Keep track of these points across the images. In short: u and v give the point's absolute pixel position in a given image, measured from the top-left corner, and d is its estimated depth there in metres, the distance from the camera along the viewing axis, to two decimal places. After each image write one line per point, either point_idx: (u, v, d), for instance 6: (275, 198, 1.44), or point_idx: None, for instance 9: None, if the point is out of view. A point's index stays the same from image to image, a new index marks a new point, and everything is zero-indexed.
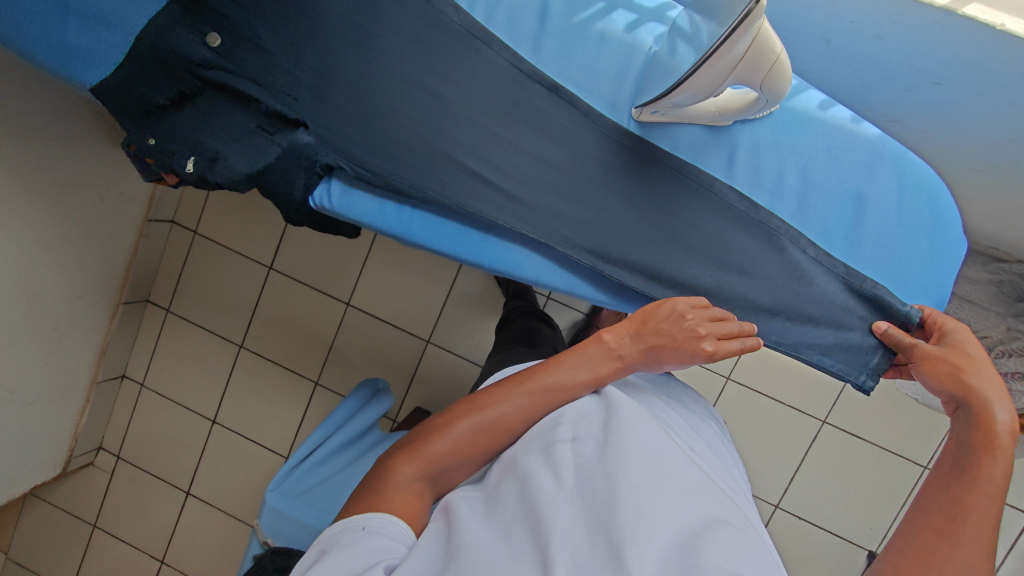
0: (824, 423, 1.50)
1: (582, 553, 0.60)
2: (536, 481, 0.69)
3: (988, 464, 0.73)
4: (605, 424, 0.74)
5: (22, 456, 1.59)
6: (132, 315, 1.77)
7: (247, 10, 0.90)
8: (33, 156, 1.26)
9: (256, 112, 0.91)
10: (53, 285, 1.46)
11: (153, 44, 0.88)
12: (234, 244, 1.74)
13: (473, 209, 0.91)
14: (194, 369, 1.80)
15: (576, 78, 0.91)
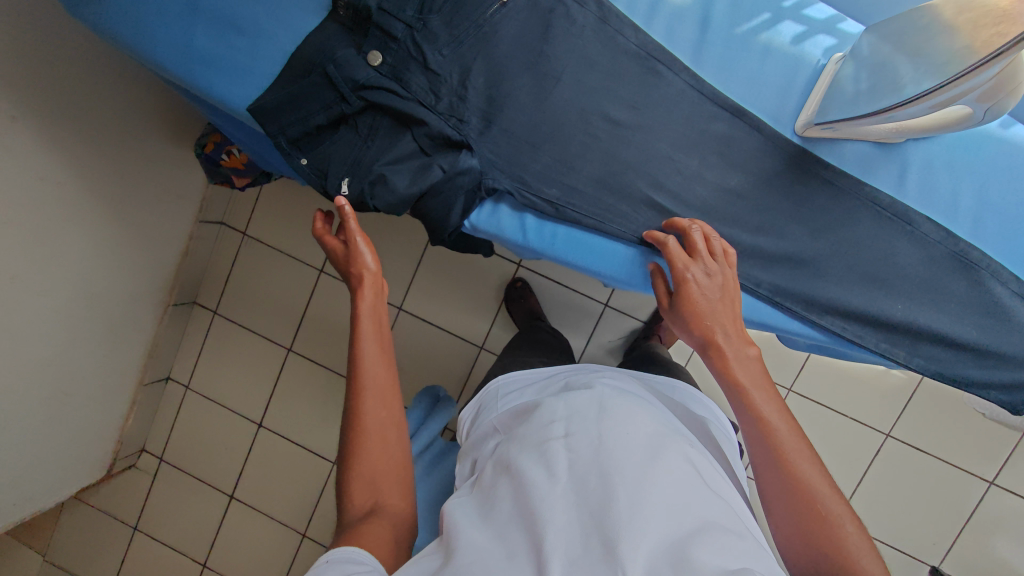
0: (887, 436, 1.49)
1: (577, 551, 0.66)
2: (532, 478, 0.74)
3: (793, 454, 0.74)
4: (595, 421, 0.79)
5: (71, 458, 1.57)
6: (180, 316, 1.76)
7: (418, 27, 0.82)
8: (98, 158, 1.25)
9: (426, 135, 0.84)
10: (109, 288, 1.45)
11: (317, 61, 0.82)
12: (285, 247, 1.73)
13: (651, 239, 0.87)
14: (241, 371, 1.79)
15: (740, 89, 0.87)
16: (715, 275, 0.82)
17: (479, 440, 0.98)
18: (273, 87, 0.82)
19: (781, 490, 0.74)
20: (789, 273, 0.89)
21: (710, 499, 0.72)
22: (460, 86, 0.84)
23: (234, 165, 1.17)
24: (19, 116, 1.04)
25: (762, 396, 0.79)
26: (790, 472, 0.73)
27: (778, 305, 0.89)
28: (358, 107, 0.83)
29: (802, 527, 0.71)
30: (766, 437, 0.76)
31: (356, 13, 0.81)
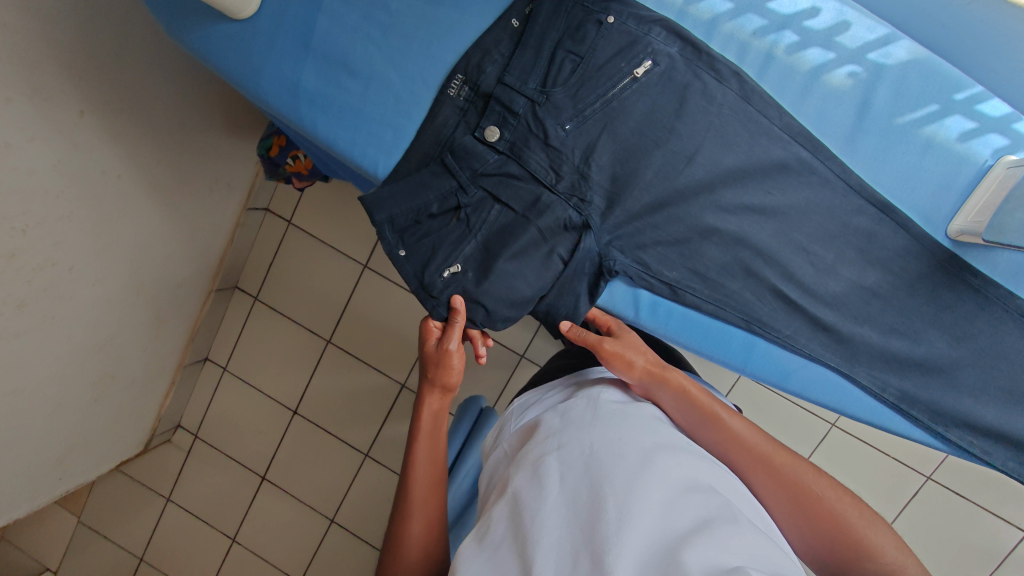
0: (929, 478, 1.47)
1: (568, 564, 0.57)
2: (524, 493, 0.65)
3: (773, 453, 0.77)
4: (586, 434, 0.70)
5: (113, 435, 1.59)
6: (221, 300, 1.76)
7: (540, 102, 0.81)
8: (155, 147, 1.23)
9: (546, 213, 0.83)
10: (157, 273, 1.44)
11: (436, 144, 0.82)
12: (329, 239, 1.70)
13: (769, 324, 0.86)
14: (277, 359, 1.79)
15: (890, 183, 0.83)
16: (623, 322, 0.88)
17: (491, 463, 0.84)
18: (393, 170, 0.83)
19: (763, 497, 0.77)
20: (920, 379, 0.86)
21: (713, 496, 0.62)
22: (582, 163, 0.83)
23: (297, 169, 1.14)
24: (86, 109, 1.02)
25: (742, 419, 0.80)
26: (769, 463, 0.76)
27: (903, 412, 0.87)
28: (474, 192, 0.83)
29: (798, 507, 0.74)
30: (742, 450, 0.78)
31: (475, 91, 0.81)
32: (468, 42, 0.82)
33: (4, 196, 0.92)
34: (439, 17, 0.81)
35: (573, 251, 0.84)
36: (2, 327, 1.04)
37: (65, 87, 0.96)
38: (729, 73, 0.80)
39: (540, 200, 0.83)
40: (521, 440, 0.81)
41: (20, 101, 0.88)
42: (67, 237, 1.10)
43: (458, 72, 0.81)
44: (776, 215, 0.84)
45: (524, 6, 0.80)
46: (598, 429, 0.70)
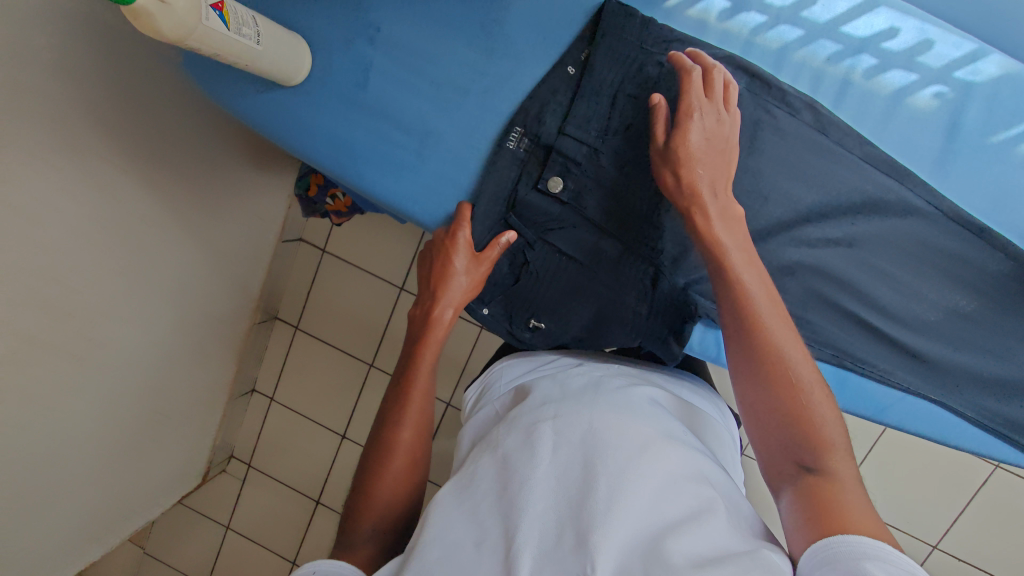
0: (995, 468, 1.42)
1: (552, 539, 0.55)
2: (518, 460, 0.60)
3: (796, 362, 0.62)
4: (585, 407, 0.65)
5: (171, 471, 1.63)
6: (263, 331, 1.78)
7: (597, 150, 0.79)
8: (196, 194, 1.19)
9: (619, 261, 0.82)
10: (204, 313, 1.44)
11: (498, 190, 0.81)
12: (364, 265, 1.71)
13: (863, 357, 0.83)
14: (323, 385, 1.81)
15: (984, 205, 0.81)
16: (711, 119, 0.73)
17: (478, 417, 0.77)
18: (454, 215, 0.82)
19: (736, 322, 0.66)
20: (1009, 400, 0.84)
21: (707, 485, 0.58)
22: (651, 208, 0.80)
23: (337, 208, 1.15)
24: (130, 166, 0.97)
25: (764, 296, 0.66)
26: (766, 367, 0.63)
27: (998, 434, 0.85)
28: (541, 247, 0.83)
29: (768, 429, 0.62)
30: (742, 324, 0.65)
31: (535, 141, 0.80)
32: (525, 88, 0.80)
33: (60, 260, 0.90)
34: (490, 62, 0.80)
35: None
36: (68, 385, 1.04)
37: (106, 146, 0.91)
38: (802, 106, 0.79)
39: (608, 245, 0.81)
40: (511, 400, 0.75)
41: (65, 170, 0.84)
42: (120, 293, 1.07)
43: (517, 123, 0.80)
44: (860, 243, 0.82)
45: (581, 51, 0.79)
46: (597, 404, 0.65)
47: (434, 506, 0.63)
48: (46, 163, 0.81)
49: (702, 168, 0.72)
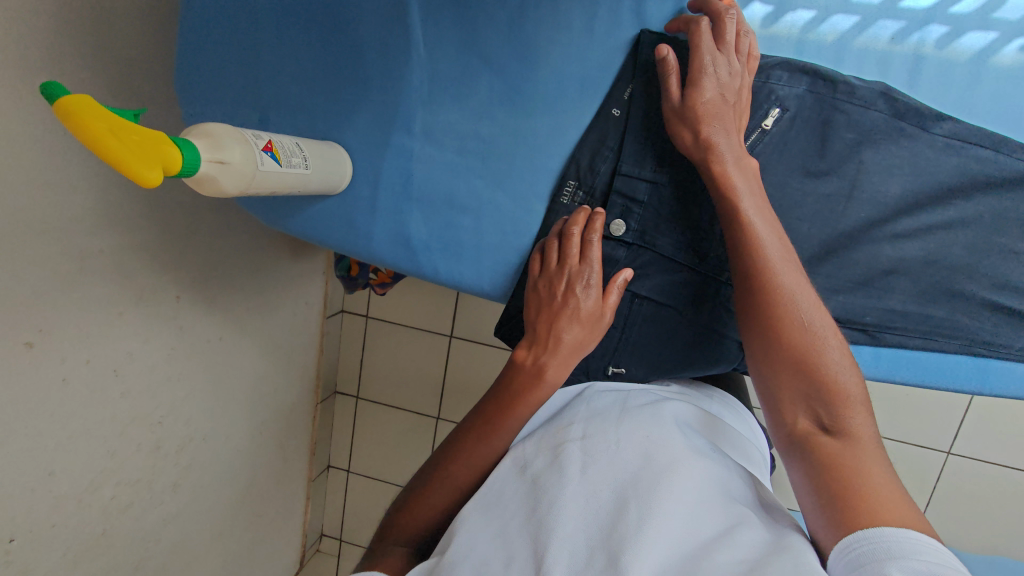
0: None
1: (584, 558, 0.41)
2: (548, 482, 0.47)
3: (837, 368, 0.43)
4: (610, 416, 0.53)
5: (271, 565, 1.63)
6: (328, 408, 1.79)
7: (666, 187, 0.55)
8: (246, 298, 1.18)
9: (730, 313, 0.56)
10: (272, 407, 1.45)
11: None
12: (412, 322, 1.69)
13: None
14: (396, 448, 1.80)
15: None
16: (723, 76, 0.47)
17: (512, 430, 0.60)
18: (507, 309, 0.62)
19: (759, 334, 0.46)
20: None
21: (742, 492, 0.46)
22: None
23: (382, 280, 1.14)
24: (181, 292, 0.96)
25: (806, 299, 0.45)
26: (798, 376, 0.44)
27: None
28: None
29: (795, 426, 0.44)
30: (782, 338, 0.45)
31: None
32: (563, 143, 0.56)
33: (135, 401, 0.91)
34: (510, 123, 0.56)
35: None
36: (165, 513, 1.04)
37: (161, 281, 0.91)
38: None
39: (723, 299, 0.56)
40: (545, 417, 0.58)
41: (127, 313, 0.85)
42: (194, 412, 1.07)
43: (567, 177, 0.56)
44: None
45: (624, 85, 0.54)
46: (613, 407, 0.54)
47: (465, 516, 0.50)
48: (106, 316, 0.81)
49: (716, 122, 0.47)
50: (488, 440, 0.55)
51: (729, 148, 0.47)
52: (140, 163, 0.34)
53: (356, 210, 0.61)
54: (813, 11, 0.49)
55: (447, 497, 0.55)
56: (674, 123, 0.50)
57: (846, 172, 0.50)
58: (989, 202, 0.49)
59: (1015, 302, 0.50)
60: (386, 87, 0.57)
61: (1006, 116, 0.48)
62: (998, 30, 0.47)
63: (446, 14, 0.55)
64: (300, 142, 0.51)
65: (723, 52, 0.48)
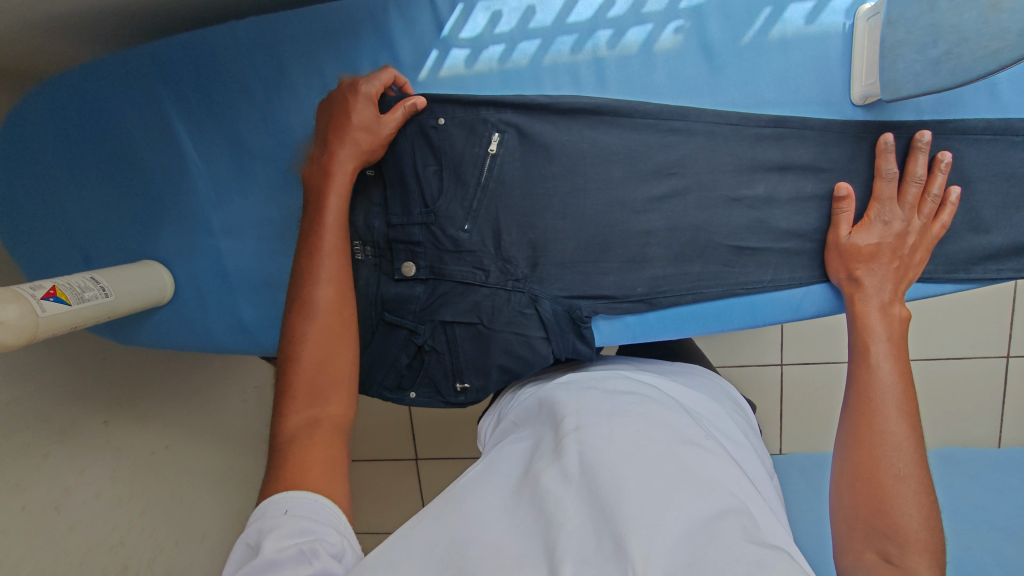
0: None
1: (591, 545, 0.38)
2: (545, 474, 0.43)
3: (891, 409, 0.47)
4: (602, 406, 0.49)
5: None
6: None
7: (435, 224, 0.60)
8: (196, 402, 1.20)
9: (532, 313, 0.60)
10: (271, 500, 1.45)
11: (368, 309, 0.64)
12: None
13: None
14: None
15: None
16: (895, 227, 0.51)
17: (500, 436, 0.58)
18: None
19: (854, 391, 0.49)
20: None
21: (736, 474, 0.44)
22: None
23: None
24: (110, 416, 1.00)
25: (891, 351, 0.49)
26: (866, 436, 0.47)
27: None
28: None
29: (857, 509, 0.45)
30: (861, 403, 0.48)
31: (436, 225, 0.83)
32: None
33: (86, 530, 0.94)
34: (293, 202, 0.63)
35: (544, 323, 0.60)
36: None
37: (76, 411, 0.94)
38: None
39: (516, 303, 0.61)
40: (536, 416, 0.55)
41: (48, 454, 0.89)
42: (159, 524, 1.08)
43: (352, 238, 0.63)
44: None
45: None
46: (606, 395, 0.51)
47: (457, 495, 0.46)
48: (30, 460, 0.86)
49: (876, 268, 0.51)
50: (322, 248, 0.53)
51: (881, 294, 0.51)
52: None
53: (189, 314, 0.67)
54: (503, 44, 0.55)
55: (325, 332, 0.50)
56: (835, 258, 0.54)
57: (574, 170, 0.57)
58: (703, 162, 0.55)
59: (754, 241, 0.56)
60: (179, 203, 0.64)
61: (686, 89, 0.54)
62: (652, 21, 0.53)
63: (209, 126, 0.62)
64: (95, 274, 0.56)
65: (901, 207, 0.51)
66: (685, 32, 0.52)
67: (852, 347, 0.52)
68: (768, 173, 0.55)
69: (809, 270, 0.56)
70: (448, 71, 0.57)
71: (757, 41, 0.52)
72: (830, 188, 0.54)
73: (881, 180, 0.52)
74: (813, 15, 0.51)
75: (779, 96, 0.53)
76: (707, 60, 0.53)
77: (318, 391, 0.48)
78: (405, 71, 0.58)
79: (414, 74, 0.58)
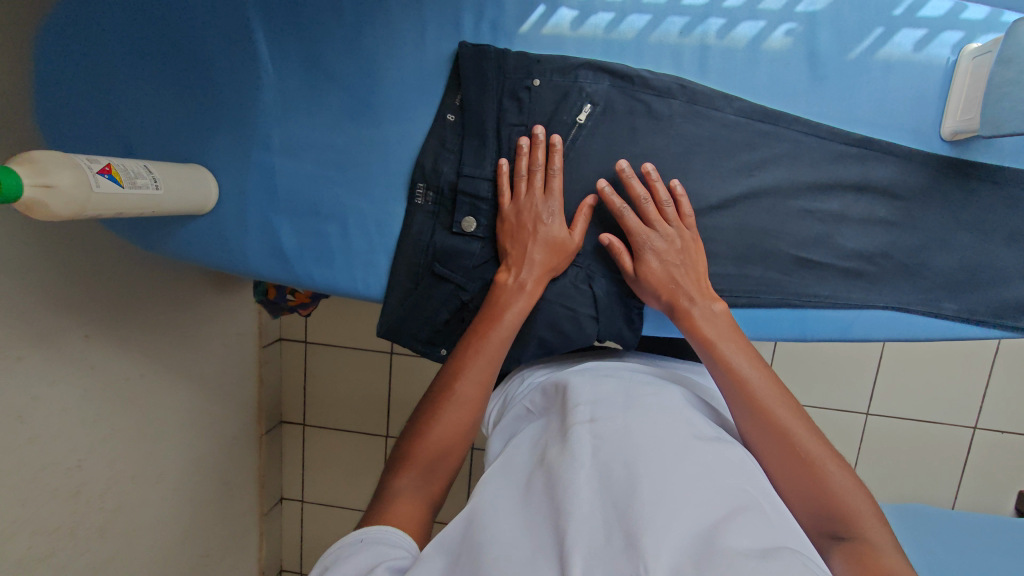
0: None
1: (603, 540, 0.37)
2: (559, 466, 0.43)
3: (771, 397, 0.48)
4: (617, 398, 0.48)
5: None
6: (273, 444, 1.45)
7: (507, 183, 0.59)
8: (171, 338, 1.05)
9: (585, 291, 0.60)
10: (238, 460, 1.31)
11: (417, 257, 0.62)
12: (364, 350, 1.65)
13: None
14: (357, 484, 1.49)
15: None
16: (673, 244, 0.55)
17: (509, 423, 0.57)
18: (381, 309, 0.64)
19: (726, 392, 0.50)
20: None
21: (751, 474, 0.43)
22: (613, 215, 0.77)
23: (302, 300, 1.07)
24: (90, 331, 0.87)
25: (738, 346, 0.51)
26: (777, 431, 0.46)
27: None
28: None
29: (796, 505, 0.45)
30: (737, 396, 0.49)
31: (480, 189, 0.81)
32: (409, 148, 0.61)
33: (47, 446, 0.82)
34: (361, 133, 0.61)
35: (597, 303, 0.60)
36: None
37: (57, 319, 0.81)
38: None
39: (569, 277, 0.60)
40: (549, 399, 0.54)
41: (22, 359, 0.76)
42: (120, 459, 0.96)
43: (415, 180, 0.61)
44: None
45: (453, 94, 0.59)
46: (621, 387, 0.50)
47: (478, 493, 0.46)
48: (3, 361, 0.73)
49: (686, 280, 0.54)
50: (483, 350, 0.54)
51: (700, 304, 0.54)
52: None
53: (226, 229, 0.64)
54: (612, 13, 0.55)
55: (459, 418, 0.52)
56: (637, 283, 0.57)
57: (656, 155, 0.57)
58: (782, 170, 0.56)
59: (814, 256, 0.57)
60: (242, 112, 0.61)
61: (784, 93, 0.54)
62: (765, 19, 0.53)
63: (290, 39, 0.59)
64: (148, 163, 0.53)
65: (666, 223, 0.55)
66: (795, 36, 0.53)
67: (701, 353, 0.52)
68: (845, 191, 0.56)
69: (869, 293, 0.57)
70: (551, 30, 0.56)
71: (864, 59, 0.53)
72: (900, 214, 0.56)
73: (642, 205, 0.55)
74: (921, 44, 0.52)
75: (872, 117, 0.54)
76: (811, 68, 0.54)
77: (432, 470, 0.50)
78: (507, 21, 0.57)
79: (515, 27, 0.57)
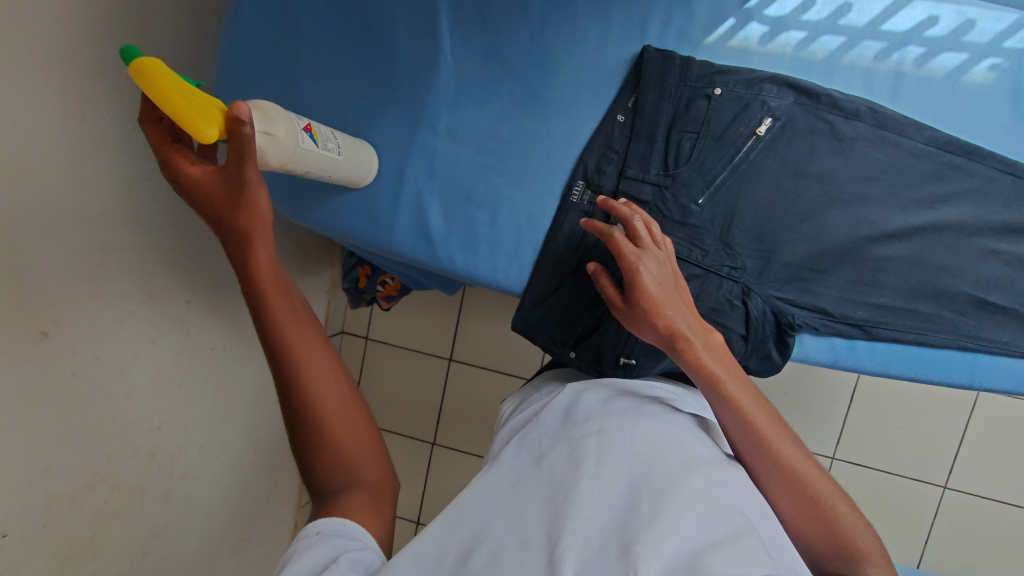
0: None
1: (596, 549, 0.36)
2: (561, 470, 0.41)
3: (778, 441, 0.44)
4: (627, 410, 0.47)
5: None
6: None
7: (669, 189, 0.58)
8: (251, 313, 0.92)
9: (738, 309, 0.57)
10: (290, 454, 1.19)
11: (566, 255, 0.61)
12: None
13: None
14: None
15: None
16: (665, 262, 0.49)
17: (515, 421, 0.56)
18: (520, 303, 0.63)
19: (739, 436, 0.45)
20: None
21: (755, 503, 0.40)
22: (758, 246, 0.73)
23: (389, 294, 1.00)
24: (193, 296, 0.77)
25: (738, 385, 0.46)
26: (781, 472, 0.44)
27: None
28: None
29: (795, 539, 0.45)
30: (748, 439, 0.45)
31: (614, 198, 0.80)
32: (575, 145, 0.61)
33: (139, 403, 0.70)
34: (527, 126, 0.61)
35: (750, 322, 0.57)
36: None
37: (171, 273, 0.71)
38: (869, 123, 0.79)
39: (723, 291, 0.57)
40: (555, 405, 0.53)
41: (136, 313, 0.67)
42: (201, 440, 0.85)
43: (576, 177, 0.61)
44: None
45: (627, 94, 0.59)
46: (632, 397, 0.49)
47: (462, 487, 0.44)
48: (115, 314, 0.64)
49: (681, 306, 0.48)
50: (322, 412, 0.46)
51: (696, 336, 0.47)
52: (199, 119, 0.38)
53: (378, 203, 0.63)
54: (805, 31, 0.55)
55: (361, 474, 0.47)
56: (640, 318, 0.48)
57: (834, 176, 0.55)
58: (969, 206, 0.54)
59: (998, 298, 0.55)
60: (416, 91, 0.62)
61: (980, 127, 0.54)
62: (969, 52, 0.53)
63: (475, 30, 0.61)
64: (336, 133, 0.55)
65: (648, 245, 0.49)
66: (1000, 70, 0.53)
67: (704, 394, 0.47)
68: None
69: None
70: (739, 42, 0.56)
71: None
72: None
73: (632, 223, 0.49)
74: None
75: None
76: (1015, 104, 0.53)
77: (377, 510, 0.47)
78: (695, 29, 0.57)
79: (701, 36, 0.57)
